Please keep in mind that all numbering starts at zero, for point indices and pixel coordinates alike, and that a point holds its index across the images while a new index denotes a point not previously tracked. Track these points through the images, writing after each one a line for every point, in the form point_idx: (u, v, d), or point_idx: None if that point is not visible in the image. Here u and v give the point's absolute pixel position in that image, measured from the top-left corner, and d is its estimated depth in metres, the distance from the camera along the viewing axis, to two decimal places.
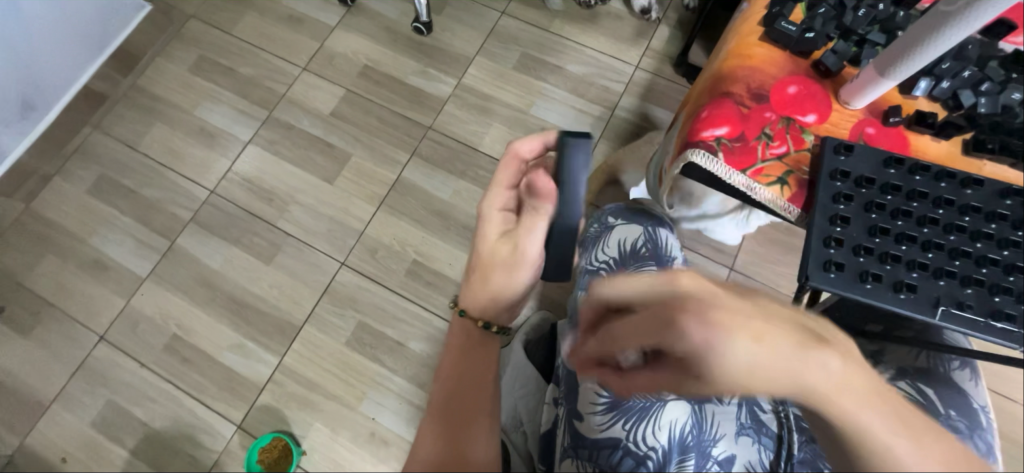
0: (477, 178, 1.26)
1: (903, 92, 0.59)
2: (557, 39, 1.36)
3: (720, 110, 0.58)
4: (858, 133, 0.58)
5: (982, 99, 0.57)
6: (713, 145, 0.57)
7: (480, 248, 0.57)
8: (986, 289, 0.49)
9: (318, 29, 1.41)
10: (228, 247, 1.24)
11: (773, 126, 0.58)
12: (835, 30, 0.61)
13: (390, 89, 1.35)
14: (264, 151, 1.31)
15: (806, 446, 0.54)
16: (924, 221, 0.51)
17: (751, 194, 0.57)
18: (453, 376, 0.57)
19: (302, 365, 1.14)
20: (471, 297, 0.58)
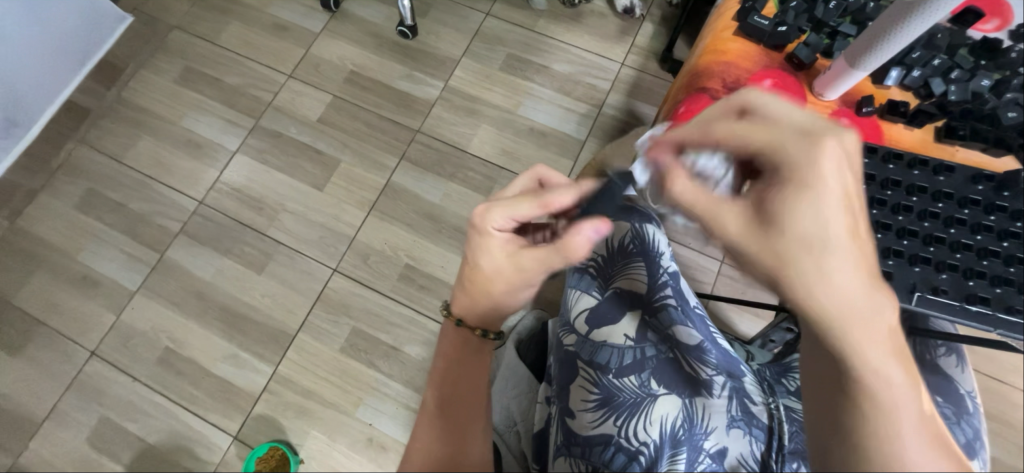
0: (467, 180, 1.26)
1: (875, 81, 0.60)
2: (542, 39, 1.37)
3: (697, 106, 0.58)
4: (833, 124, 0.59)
5: (952, 86, 0.57)
6: None
7: (479, 273, 0.53)
8: (961, 273, 0.49)
9: (302, 36, 1.41)
10: (218, 257, 1.23)
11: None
12: (807, 23, 0.62)
13: (377, 93, 1.35)
14: (253, 160, 1.31)
15: (797, 436, 0.56)
16: (900, 208, 0.52)
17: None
18: (449, 379, 0.57)
19: (298, 373, 1.14)
20: (465, 305, 0.57)
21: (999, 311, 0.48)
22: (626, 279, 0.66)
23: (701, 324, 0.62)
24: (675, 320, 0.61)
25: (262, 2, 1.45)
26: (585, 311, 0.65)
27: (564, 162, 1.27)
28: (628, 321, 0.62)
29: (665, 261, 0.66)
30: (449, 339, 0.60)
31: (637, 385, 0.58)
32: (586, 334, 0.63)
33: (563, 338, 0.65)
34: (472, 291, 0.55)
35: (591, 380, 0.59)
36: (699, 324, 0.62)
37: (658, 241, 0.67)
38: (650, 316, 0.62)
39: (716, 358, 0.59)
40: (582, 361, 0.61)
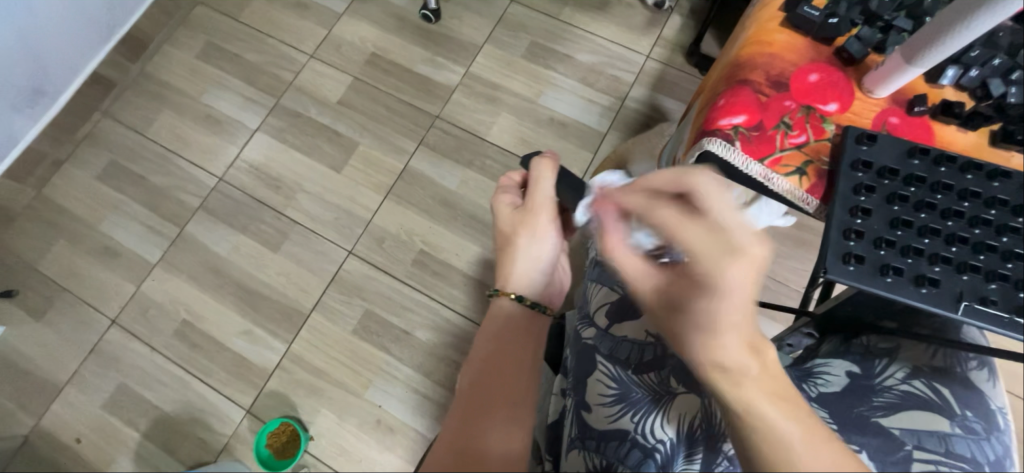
0: (485, 168, 1.25)
1: (930, 81, 0.58)
2: (566, 28, 1.34)
3: (738, 98, 0.57)
4: (880, 123, 0.57)
5: (1012, 88, 0.55)
6: (730, 134, 0.56)
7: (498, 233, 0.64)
8: (1011, 284, 0.48)
9: (325, 16, 1.40)
10: (236, 234, 1.24)
11: (791, 114, 0.56)
12: (859, 16, 0.60)
13: (397, 77, 1.34)
14: (272, 139, 1.31)
15: None
16: (947, 213, 0.50)
17: (769, 184, 0.56)
18: (486, 360, 0.57)
19: (310, 352, 1.15)
20: (502, 274, 0.62)
21: None
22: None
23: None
24: None
25: None
26: (605, 305, 0.65)
27: (584, 154, 1.25)
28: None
29: None
30: (495, 314, 0.60)
31: (657, 381, 0.58)
32: (606, 328, 0.63)
33: (583, 330, 0.65)
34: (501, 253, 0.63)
35: (611, 374, 0.59)
36: None
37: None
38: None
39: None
40: (602, 356, 0.61)
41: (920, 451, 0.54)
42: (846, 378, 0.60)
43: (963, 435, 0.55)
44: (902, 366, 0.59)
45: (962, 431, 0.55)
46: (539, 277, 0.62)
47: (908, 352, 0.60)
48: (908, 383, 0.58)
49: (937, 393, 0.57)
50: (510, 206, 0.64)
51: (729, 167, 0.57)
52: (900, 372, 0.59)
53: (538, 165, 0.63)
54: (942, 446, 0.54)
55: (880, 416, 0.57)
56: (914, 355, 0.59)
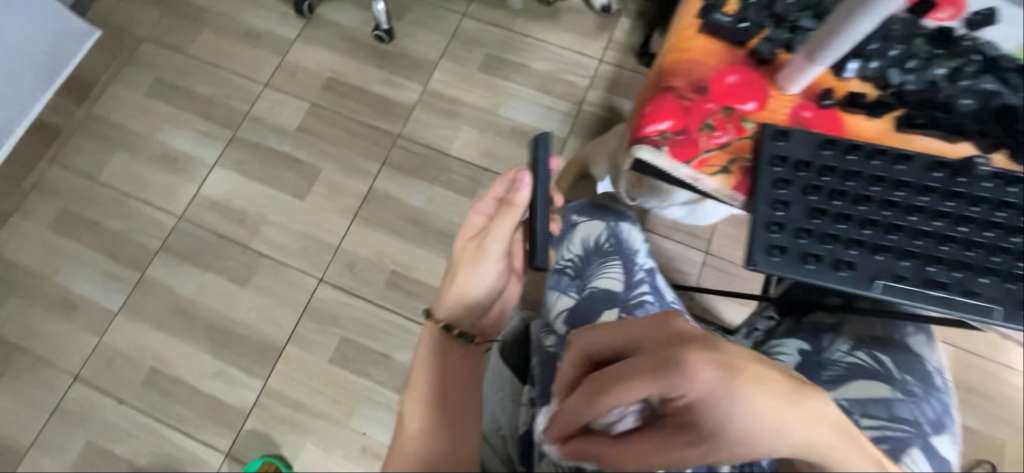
0: (450, 183, 1.25)
1: (838, 74, 0.59)
2: (519, 38, 1.37)
3: (662, 105, 0.58)
4: (795, 118, 0.58)
5: (909, 77, 0.57)
6: (657, 140, 0.57)
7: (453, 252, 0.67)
8: (920, 260, 0.51)
9: (277, 43, 1.39)
10: (201, 273, 1.21)
11: (715, 116, 0.58)
12: (768, 18, 0.61)
13: (356, 99, 1.33)
14: (231, 172, 1.29)
15: None
16: (857, 199, 0.53)
17: (698, 185, 0.57)
18: (432, 378, 0.57)
19: (288, 386, 1.13)
20: (441, 295, 0.65)
21: (957, 294, 0.50)
22: (602, 278, 0.67)
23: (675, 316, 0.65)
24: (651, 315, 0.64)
25: (232, 10, 1.42)
26: (564, 312, 0.67)
27: None
28: (606, 318, 0.63)
29: (639, 257, 0.70)
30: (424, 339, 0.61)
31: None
32: (564, 335, 0.65)
33: (545, 339, 0.67)
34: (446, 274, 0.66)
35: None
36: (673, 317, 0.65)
37: (632, 237, 0.72)
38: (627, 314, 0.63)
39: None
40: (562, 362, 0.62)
41: (867, 417, 0.55)
42: (798, 356, 0.63)
43: (905, 399, 0.57)
44: (847, 339, 0.63)
45: (902, 394, 0.57)
46: (471, 308, 0.64)
47: (850, 326, 0.64)
48: (852, 356, 0.61)
49: (877, 361, 0.60)
50: (477, 224, 0.65)
51: (661, 171, 0.59)
52: (845, 344, 0.63)
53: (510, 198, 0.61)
54: (886, 411, 0.56)
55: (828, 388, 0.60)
56: (859, 328, 0.64)
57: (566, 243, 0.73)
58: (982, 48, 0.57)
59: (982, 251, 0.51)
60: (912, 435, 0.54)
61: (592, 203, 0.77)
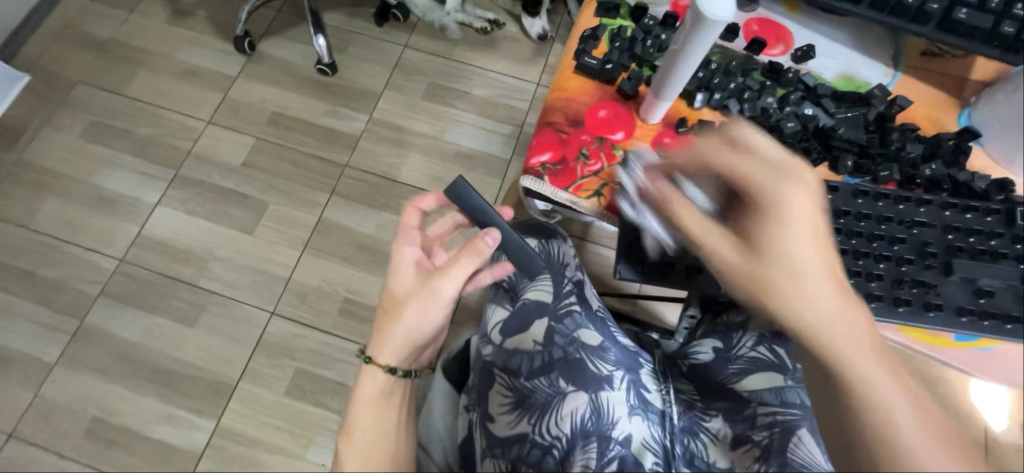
0: (400, 208, 1.28)
1: (690, 105, 0.66)
2: (459, 66, 1.43)
3: (543, 139, 0.64)
4: (656, 145, 0.65)
5: (745, 106, 0.64)
6: (538, 170, 0.62)
7: (387, 288, 0.56)
8: None
9: (219, 81, 1.40)
10: (146, 316, 1.18)
11: (590, 145, 0.63)
12: (630, 59, 0.68)
13: (302, 132, 1.35)
14: (175, 211, 1.27)
15: (684, 414, 0.64)
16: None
17: (575, 208, 0.62)
18: (366, 440, 0.52)
19: (242, 424, 1.11)
20: (378, 339, 0.54)
21: None
22: (532, 290, 0.70)
23: (602, 324, 0.68)
24: (579, 323, 0.67)
25: (171, 50, 1.42)
26: (500, 322, 0.70)
27: (492, 181, 1.32)
28: (538, 328, 0.67)
29: (570, 273, 0.72)
30: (366, 387, 0.54)
31: (549, 385, 0.63)
32: (501, 343, 0.67)
33: (481, 348, 0.69)
34: (383, 313, 0.55)
35: (507, 385, 0.64)
36: (600, 324, 0.68)
37: (564, 253, 0.74)
38: (556, 322, 0.67)
39: (615, 355, 0.65)
40: (498, 368, 0.65)
41: (763, 406, 0.61)
42: (712, 353, 0.68)
43: (796, 385, 0.62)
44: (753, 334, 0.67)
45: (794, 382, 0.63)
46: (415, 350, 0.56)
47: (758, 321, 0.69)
48: (756, 352, 0.66)
49: (774, 354, 0.65)
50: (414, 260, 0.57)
51: (545, 197, 0.64)
52: (750, 339, 0.67)
53: (472, 243, 0.56)
54: (778, 397, 0.62)
55: (733, 382, 0.65)
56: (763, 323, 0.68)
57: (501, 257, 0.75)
58: (803, 81, 0.67)
59: None
60: (800, 418, 0.60)
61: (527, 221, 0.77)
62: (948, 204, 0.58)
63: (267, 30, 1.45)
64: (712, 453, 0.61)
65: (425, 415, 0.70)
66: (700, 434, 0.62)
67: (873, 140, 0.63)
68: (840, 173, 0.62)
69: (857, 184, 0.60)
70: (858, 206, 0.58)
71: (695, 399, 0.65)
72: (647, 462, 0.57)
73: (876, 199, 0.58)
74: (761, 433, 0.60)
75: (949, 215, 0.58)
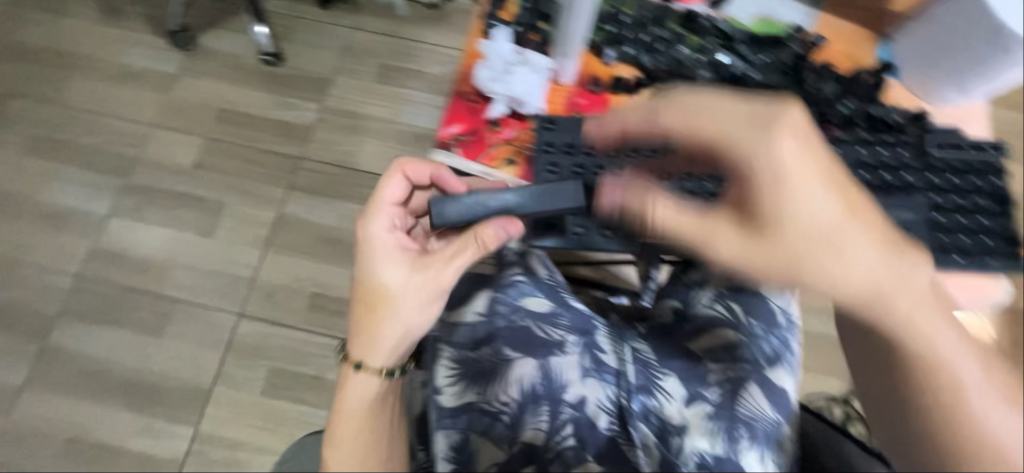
0: (361, 197, 1.25)
1: (604, 63, 0.71)
2: (410, 44, 1.37)
3: (454, 112, 0.72)
4: (570, 107, 0.71)
5: (654, 58, 0.69)
6: (450, 143, 0.70)
7: (373, 280, 0.54)
8: None
9: (158, 80, 1.33)
10: (111, 330, 1.16)
11: (500, 115, 0.71)
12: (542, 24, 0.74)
13: (252, 127, 1.30)
14: (129, 220, 1.24)
15: (640, 373, 0.60)
16: (621, 167, 0.63)
17: (490, 177, 0.69)
18: (353, 448, 0.51)
19: (221, 426, 1.11)
20: (364, 342, 0.54)
21: None
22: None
23: (551, 288, 0.66)
24: (524, 291, 0.65)
25: (105, 50, 1.34)
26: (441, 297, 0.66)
27: None
28: (477, 301, 0.64)
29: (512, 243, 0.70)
30: (353, 388, 0.53)
31: (493, 352, 0.61)
32: (443, 317, 0.64)
33: None
34: (372, 309, 0.54)
35: (454, 357, 0.61)
36: (547, 290, 0.66)
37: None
38: (499, 291, 0.64)
39: (567, 320, 0.63)
40: (441, 342, 0.62)
41: (714, 363, 0.61)
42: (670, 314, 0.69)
43: (747, 341, 0.62)
44: (710, 290, 0.68)
45: (747, 337, 0.62)
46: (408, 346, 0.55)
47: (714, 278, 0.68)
48: (710, 309, 0.66)
49: (728, 309, 0.65)
50: (395, 248, 0.56)
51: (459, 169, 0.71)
52: (704, 297, 0.68)
53: (478, 233, 0.56)
54: (730, 355, 0.61)
55: (688, 339, 0.64)
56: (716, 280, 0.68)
57: None
58: (718, 28, 0.69)
59: None
60: (747, 372, 0.59)
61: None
62: (862, 140, 0.62)
63: (206, 21, 1.37)
64: (669, 411, 0.58)
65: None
66: (656, 392, 0.59)
67: (790, 82, 0.66)
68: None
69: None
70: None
71: (650, 358, 0.62)
72: (601, 422, 0.57)
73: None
74: (712, 390, 0.58)
75: (863, 151, 0.62)
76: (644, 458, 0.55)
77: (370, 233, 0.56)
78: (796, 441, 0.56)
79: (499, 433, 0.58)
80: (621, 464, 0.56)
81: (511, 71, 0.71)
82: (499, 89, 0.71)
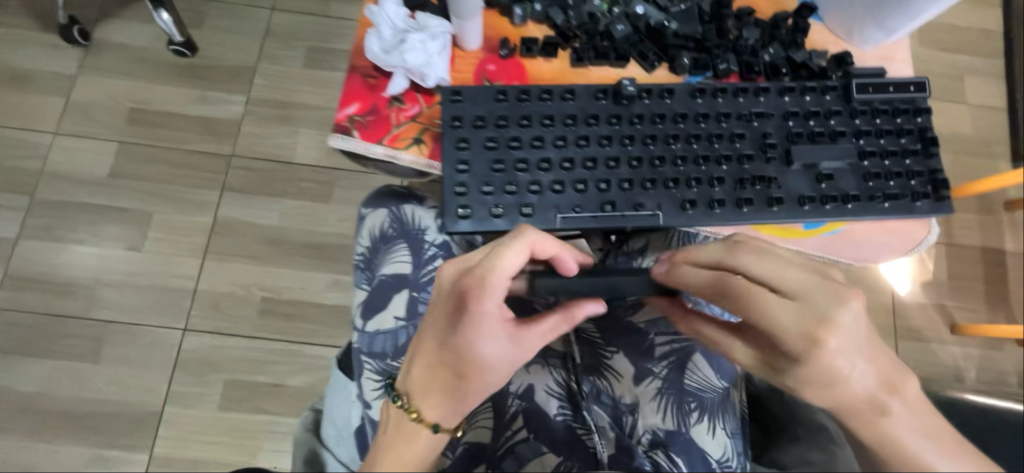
0: (302, 192, 1.18)
1: (513, 23, 0.64)
2: (338, 22, 1.27)
3: (350, 89, 0.60)
4: (480, 74, 0.62)
5: (569, 13, 0.63)
6: (346, 125, 0.58)
7: (472, 355, 0.46)
8: (592, 187, 0.57)
9: (56, 83, 1.19)
10: (40, 362, 1.07)
11: (401, 91, 0.60)
12: None
13: (172, 126, 1.19)
14: (43, 241, 1.12)
15: (587, 354, 0.64)
16: (534, 141, 0.58)
17: (398, 163, 0.59)
18: None
19: (178, 447, 1.05)
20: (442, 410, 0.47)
21: (625, 210, 0.57)
22: (390, 264, 0.67)
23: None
24: None
25: None
26: (360, 304, 0.67)
27: None
28: (397, 303, 0.65)
29: (426, 234, 0.68)
30: (411, 454, 0.45)
31: None
32: (364, 328, 0.65)
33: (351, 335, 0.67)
34: (461, 384, 0.47)
35: (377, 368, 0.63)
36: None
37: (417, 218, 0.69)
38: (418, 292, 0.65)
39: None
40: (365, 354, 0.64)
41: (660, 336, 0.64)
42: None
43: None
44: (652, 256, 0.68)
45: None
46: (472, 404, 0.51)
47: (654, 244, 0.69)
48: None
49: None
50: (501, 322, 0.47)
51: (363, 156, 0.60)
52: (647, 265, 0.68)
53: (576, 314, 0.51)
54: (673, 326, 0.64)
55: (633, 313, 0.66)
56: (658, 245, 0.68)
57: (358, 237, 0.72)
58: None
59: (639, 166, 0.58)
60: (692, 344, 0.63)
61: (383, 190, 0.72)
62: (785, 89, 0.61)
63: (101, 12, 1.22)
64: (619, 390, 0.62)
65: (325, 416, 0.63)
66: (603, 374, 0.62)
67: (709, 32, 0.64)
68: (680, 73, 0.63)
69: (695, 82, 0.62)
70: (696, 106, 0.60)
71: (597, 338, 0.65)
72: (552, 408, 0.60)
73: (714, 96, 0.60)
74: (660, 365, 0.62)
75: (787, 101, 0.61)
76: (600, 441, 0.57)
77: (479, 295, 0.45)
78: (740, 399, 0.62)
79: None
80: (577, 448, 0.57)
81: (405, 38, 0.59)
82: (394, 60, 0.59)
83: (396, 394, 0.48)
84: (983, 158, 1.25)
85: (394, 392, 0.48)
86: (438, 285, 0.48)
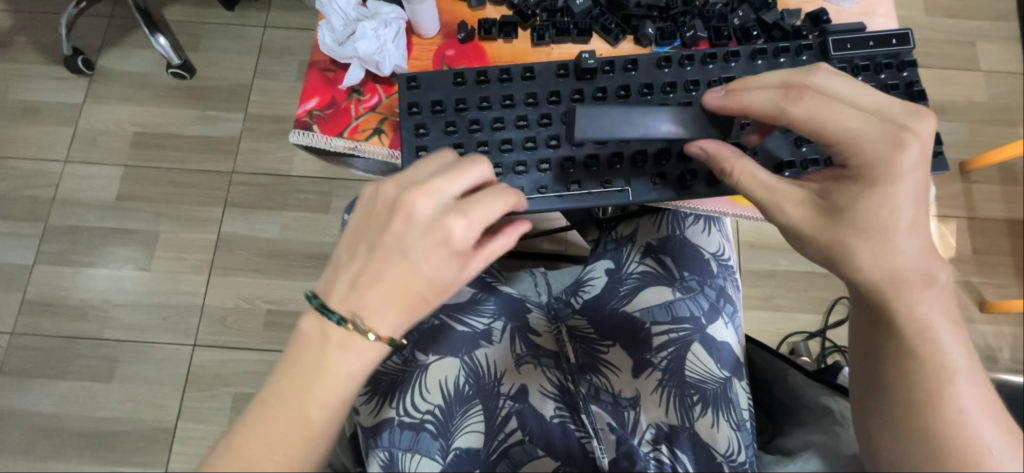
0: (302, 204, 1.19)
1: (469, 6, 0.64)
2: None
3: (311, 85, 0.62)
4: (439, 59, 0.63)
5: None
6: (306, 120, 0.60)
7: (418, 266, 0.40)
8: (557, 166, 0.56)
9: (63, 113, 1.23)
10: (57, 385, 1.09)
11: (359, 82, 0.62)
12: None
13: (174, 147, 1.22)
14: (56, 266, 1.16)
15: (580, 351, 0.63)
16: (495, 123, 0.57)
17: (358, 153, 0.60)
18: (294, 409, 0.40)
19: (191, 462, 1.06)
20: (376, 317, 0.40)
21: (590, 187, 0.56)
22: None
23: (474, 278, 0.67)
24: None
25: (1, 90, 1.24)
26: None
27: None
28: None
29: None
30: (344, 365, 0.41)
31: (405, 361, 0.59)
32: None
33: None
34: (411, 295, 0.41)
35: None
36: None
37: None
38: None
39: (492, 306, 0.64)
40: None
41: (656, 325, 0.62)
42: (605, 276, 0.69)
43: (683, 296, 0.63)
44: (640, 245, 0.69)
45: (682, 293, 0.64)
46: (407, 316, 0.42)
47: (643, 230, 0.70)
48: (642, 264, 0.68)
49: (662, 265, 0.67)
50: (440, 230, 0.39)
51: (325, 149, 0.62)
52: (636, 255, 0.69)
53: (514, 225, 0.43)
54: (668, 314, 0.62)
55: (626, 302, 0.65)
56: (647, 230, 0.70)
57: None
58: None
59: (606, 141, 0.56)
60: (690, 332, 0.61)
61: None
62: (757, 52, 0.58)
63: (103, 43, 1.27)
64: (618, 385, 0.60)
65: None
66: (599, 371, 0.61)
67: None
68: (645, 44, 0.62)
69: (662, 52, 0.60)
70: (663, 76, 0.58)
71: (590, 332, 0.64)
72: (547, 410, 0.58)
73: (682, 65, 0.58)
74: (659, 356, 0.60)
75: (759, 65, 0.58)
76: (599, 446, 0.55)
77: (452, 222, 0.39)
78: (745, 391, 0.59)
79: (432, 445, 0.54)
80: (577, 454, 0.55)
81: (357, 29, 0.62)
82: (347, 51, 0.61)
83: (338, 316, 0.40)
84: (1001, 125, 1.19)
85: (332, 313, 0.40)
86: (401, 206, 0.40)
